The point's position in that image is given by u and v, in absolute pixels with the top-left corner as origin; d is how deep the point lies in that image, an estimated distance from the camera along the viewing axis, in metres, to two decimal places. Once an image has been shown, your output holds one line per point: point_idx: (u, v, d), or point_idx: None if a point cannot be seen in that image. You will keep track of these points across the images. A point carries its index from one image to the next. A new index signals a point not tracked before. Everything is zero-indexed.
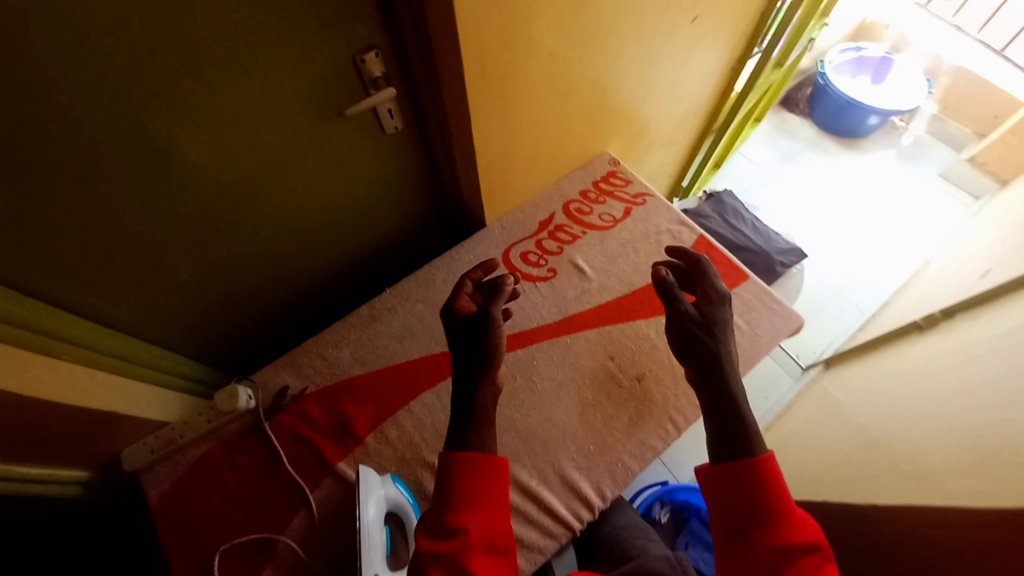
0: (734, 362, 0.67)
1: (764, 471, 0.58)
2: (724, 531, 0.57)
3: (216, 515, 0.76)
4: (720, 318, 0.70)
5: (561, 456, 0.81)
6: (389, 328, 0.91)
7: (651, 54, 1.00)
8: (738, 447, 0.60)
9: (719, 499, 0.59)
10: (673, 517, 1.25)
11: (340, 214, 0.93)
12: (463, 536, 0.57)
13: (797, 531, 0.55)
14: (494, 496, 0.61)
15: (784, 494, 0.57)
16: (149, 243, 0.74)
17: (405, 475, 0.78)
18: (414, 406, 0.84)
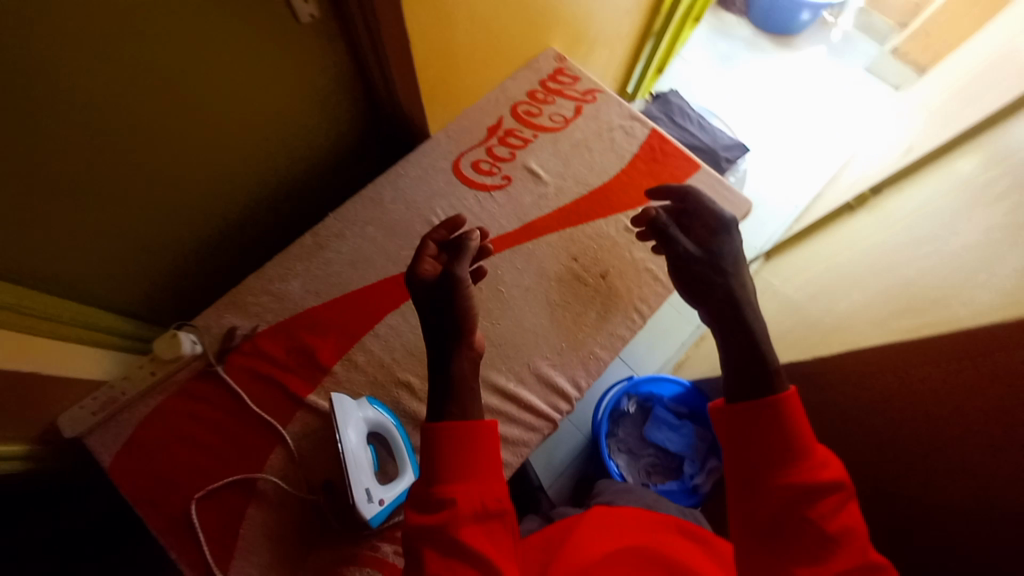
0: (747, 291, 0.59)
1: (785, 409, 0.50)
2: (736, 475, 0.51)
3: (183, 465, 0.72)
4: (728, 251, 0.62)
5: (535, 356, 0.83)
6: (339, 254, 0.84)
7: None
8: (760, 382, 0.52)
9: (733, 440, 0.52)
10: (639, 408, 1.35)
11: (262, 130, 0.82)
12: (451, 506, 0.51)
13: (821, 470, 0.48)
14: (483, 465, 0.54)
15: (807, 434, 0.50)
16: (28, 173, 0.61)
17: (381, 396, 0.77)
18: (380, 329, 0.80)
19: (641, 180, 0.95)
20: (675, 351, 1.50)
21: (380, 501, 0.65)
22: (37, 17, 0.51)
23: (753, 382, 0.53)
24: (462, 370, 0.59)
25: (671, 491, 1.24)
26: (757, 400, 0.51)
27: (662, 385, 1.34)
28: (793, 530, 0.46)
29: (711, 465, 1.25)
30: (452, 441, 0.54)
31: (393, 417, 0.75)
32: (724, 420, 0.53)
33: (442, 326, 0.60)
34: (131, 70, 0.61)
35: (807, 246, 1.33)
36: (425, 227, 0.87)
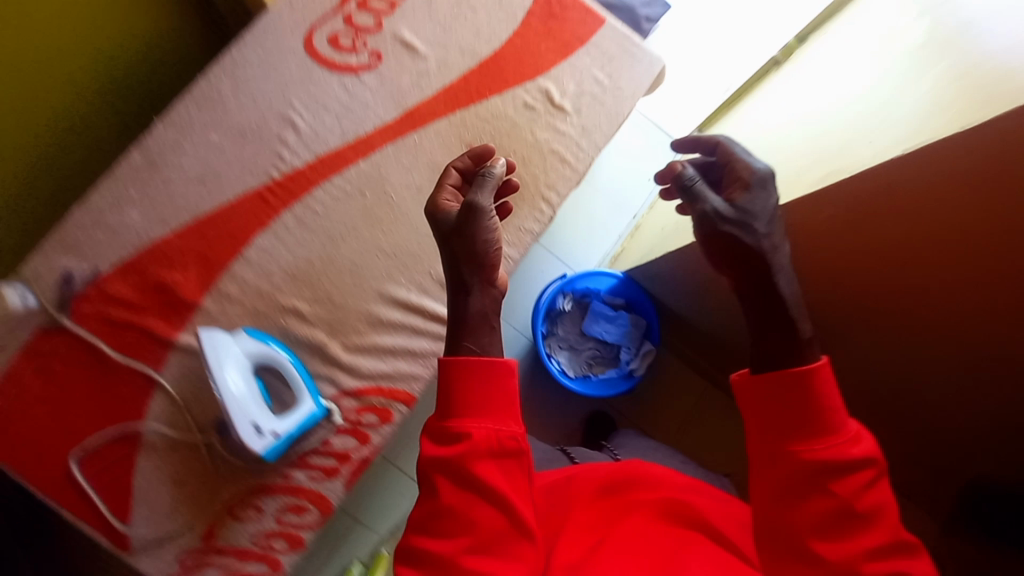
0: (782, 253, 0.51)
1: (817, 380, 0.47)
2: (760, 448, 0.49)
3: (51, 431, 0.64)
4: (763, 205, 0.51)
5: (437, 264, 0.74)
6: (180, 171, 0.71)
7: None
8: (786, 349, 0.49)
9: (757, 410, 0.49)
10: (577, 306, 1.34)
11: None
12: (467, 441, 0.48)
13: (853, 444, 0.46)
14: (500, 405, 0.51)
15: (842, 408, 0.47)
16: None
17: (264, 326, 0.69)
18: (250, 253, 0.71)
19: (537, 44, 0.81)
20: (612, 245, 1.42)
21: (273, 434, 0.62)
22: None
23: (779, 353, 0.49)
24: (482, 305, 0.54)
25: (610, 378, 1.29)
26: (787, 370, 0.48)
27: (596, 279, 1.31)
28: (819, 503, 0.45)
29: (645, 349, 1.30)
30: (471, 372, 0.51)
31: (283, 347, 0.68)
32: (748, 391, 0.50)
33: (465, 260, 0.54)
34: None
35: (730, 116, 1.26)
36: (283, 126, 0.74)
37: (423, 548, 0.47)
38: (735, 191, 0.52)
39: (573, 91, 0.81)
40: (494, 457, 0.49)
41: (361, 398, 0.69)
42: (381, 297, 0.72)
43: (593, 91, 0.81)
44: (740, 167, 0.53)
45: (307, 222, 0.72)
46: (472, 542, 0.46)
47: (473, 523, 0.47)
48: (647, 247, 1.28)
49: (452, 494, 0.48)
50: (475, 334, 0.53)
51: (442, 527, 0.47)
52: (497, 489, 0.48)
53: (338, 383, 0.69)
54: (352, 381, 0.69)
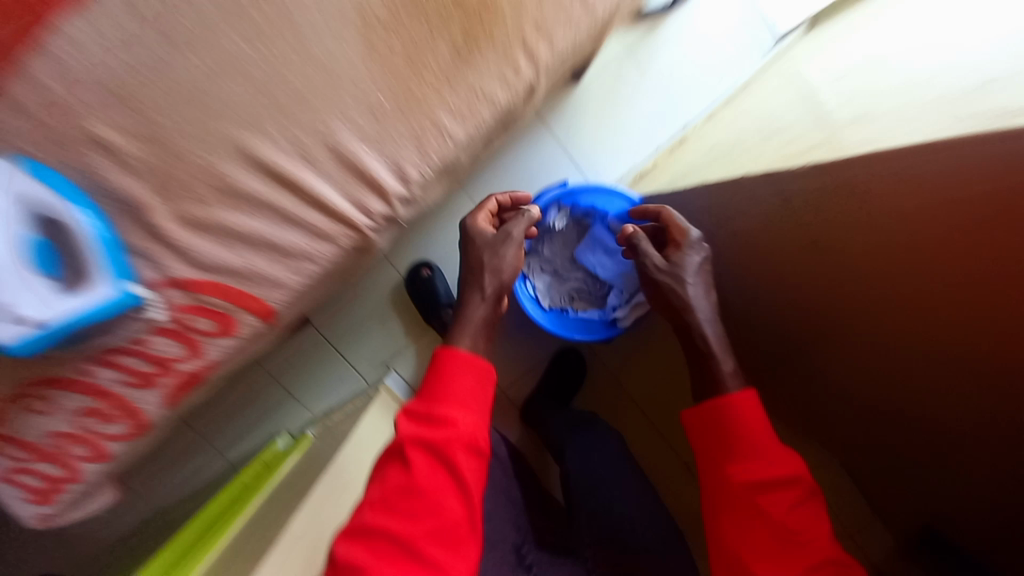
0: (695, 269, 0.78)
1: (736, 407, 0.66)
2: (708, 467, 0.67)
3: None
4: (687, 263, 0.78)
5: (331, 117, 0.50)
6: None
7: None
8: (715, 391, 0.69)
9: (699, 436, 0.69)
10: (574, 224, 1.09)
11: None
12: (448, 430, 0.73)
13: (784, 469, 0.63)
14: (473, 407, 0.77)
15: (757, 430, 0.65)
16: None
17: (58, 161, 0.45)
18: (42, 34, 0.43)
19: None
20: (634, 161, 1.15)
21: (26, 322, 0.46)
22: None
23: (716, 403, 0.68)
24: (473, 314, 0.88)
25: (588, 320, 1.09)
26: (721, 402, 0.67)
27: (606, 199, 1.02)
28: (761, 526, 0.61)
29: (638, 300, 1.06)
30: (456, 371, 0.79)
31: (74, 201, 0.46)
32: (697, 425, 0.69)
33: (471, 283, 0.93)
34: None
35: (833, 31, 0.98)
36: None
37: (388, 523, 0.69)
38: (669, 253, 0.80)
39: None
40: (466, 457, 0.73)
41: (191, 294, 0.50)
42: (236, 153, 0.48)
43: None
44: (677, 230, 0.80)
45: (137, 4, 0.44)
46: (432, 513, 0.70)
47: (436, 502, 0.70)
48: (680, 172, 1.02)
49: (426, 476, 0.72)
50: (465, 334, 0.85)
51: (409, 510, 0.70)
52: (461, 478, 0.72)
53: (161, 267, 0.48)
54: (177, 263, 0.49)
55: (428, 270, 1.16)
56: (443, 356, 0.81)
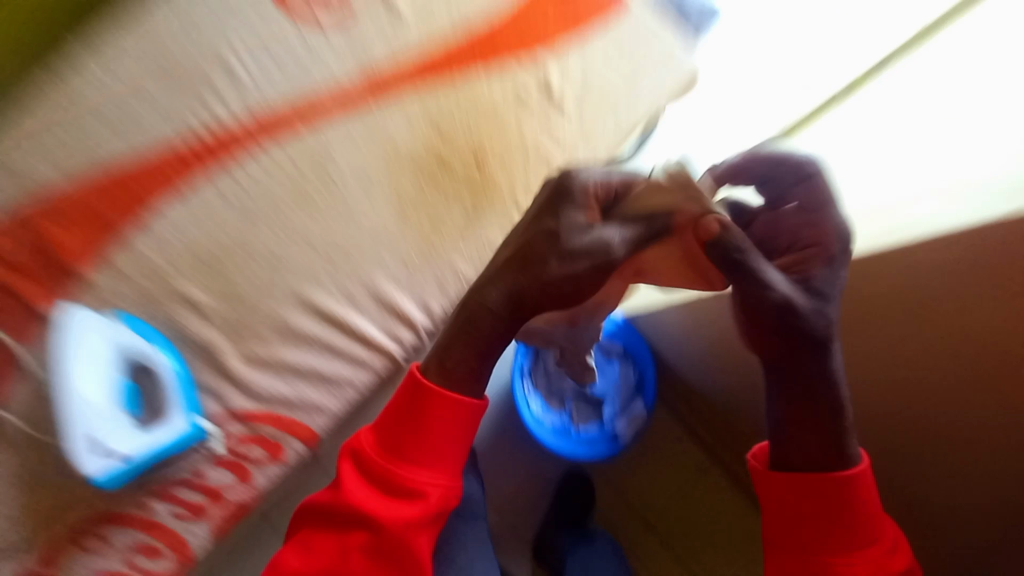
0: (765, 284, 0.43)
1: (857, 485, 0.44)
2: (811, 556, 0.43)
3: None
4: (709, 229, 0.44)
5: (373, 267, 0.60)
6: (92, 112, 0.57)
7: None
8: (803, 345, 0.44)
9: (773, 502, 0.46)
10: None
11: None
12: (399, 504, 0.45)
13: (892, 564, 0.42)
14: (455, 456, 0.48)
15: (869, 517, 0.43)
16: None
17: (152, 316, 0.56)
18: (153, 221, 0.57)
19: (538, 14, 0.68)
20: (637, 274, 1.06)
21: (121, 457, 0.53)
22: None
23: (795, 394, 0.45)
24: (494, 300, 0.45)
25: (592, 437, 1.10)
26: (814, 474, 0.44)
27: None
28: None
29: (633, 410, 1.11)
30: (464, 417, 0.47)
31: (180, 367, 0.56)
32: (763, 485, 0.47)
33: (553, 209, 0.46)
34: None
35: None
36: (216, 66, 0.59)
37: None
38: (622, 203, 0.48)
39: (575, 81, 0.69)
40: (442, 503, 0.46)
41: (249, 425, 0.57)
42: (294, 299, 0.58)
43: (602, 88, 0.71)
44: (678, 206, 0.47)
45: (249, 211, 0.58)
46: None
47: None
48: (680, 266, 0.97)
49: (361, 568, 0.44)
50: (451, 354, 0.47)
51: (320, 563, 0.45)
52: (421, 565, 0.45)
53: (225, 401, 0.56)
54: (255, 375, 0.57)
55: None
56: (423, 385, 0.46)
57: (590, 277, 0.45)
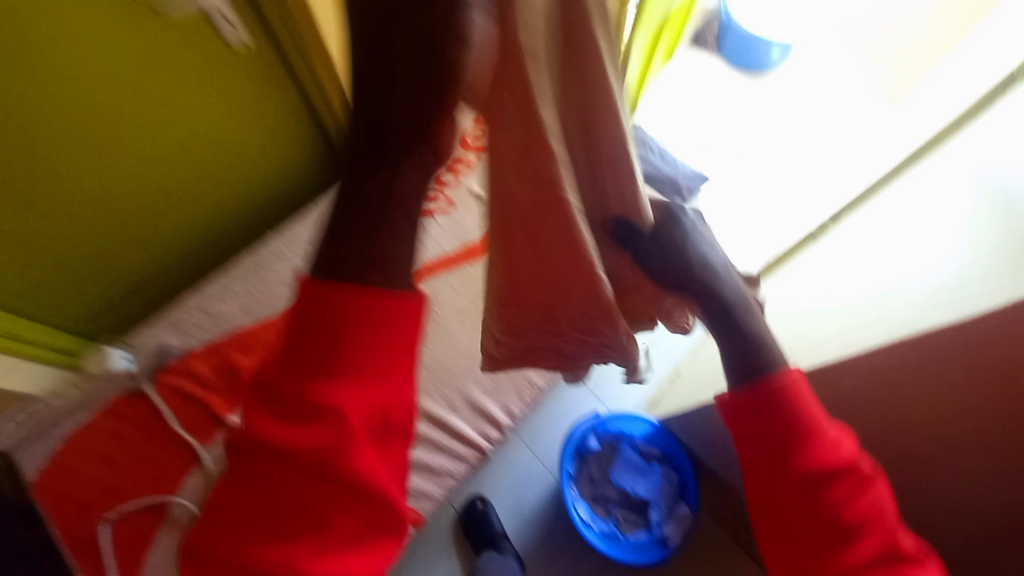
0: (674, 245, 0.47)
1: (788, 392, 0.45)
2: (762, 468, 0.46)
3: (99, 487, 0.72)
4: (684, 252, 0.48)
5: (467, 381, 0.80)
6: (277, 275, 0.84)
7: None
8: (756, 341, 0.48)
9: (740, 430, 0.47)
10: (607, 447, 1.26)
11: (213, 182, 0.80)
12: (329, 404, 0.32)
13: (836, 456, 0.45)
14: (379, 340, 0.33)
15: (812, 420, 0.45)
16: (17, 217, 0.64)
17: None
18: None
19: None
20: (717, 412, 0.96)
21: None
22: None
23: (753, 358, 0.47)
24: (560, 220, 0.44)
25: (641, 543, 1.16)
26: (756, 383, 0.46)
27: (630, 422, 1.26)
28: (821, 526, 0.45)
29: (679, 512, 1.17)
30: (377, 320, 0.33)
31: None
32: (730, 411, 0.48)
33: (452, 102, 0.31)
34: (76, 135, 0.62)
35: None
36: None
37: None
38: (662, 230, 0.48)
39: None
40: (374, 422, 0.33)
41: None
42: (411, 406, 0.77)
43: None
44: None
45: None
46: None
47: None
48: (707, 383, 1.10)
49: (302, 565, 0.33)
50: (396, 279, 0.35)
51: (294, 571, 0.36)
52: (374, 467, 0.33)
53: None
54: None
55: (481, 503, 1.23)
56: (322, 295, 0.32)
57: (411, 148, 0.31)
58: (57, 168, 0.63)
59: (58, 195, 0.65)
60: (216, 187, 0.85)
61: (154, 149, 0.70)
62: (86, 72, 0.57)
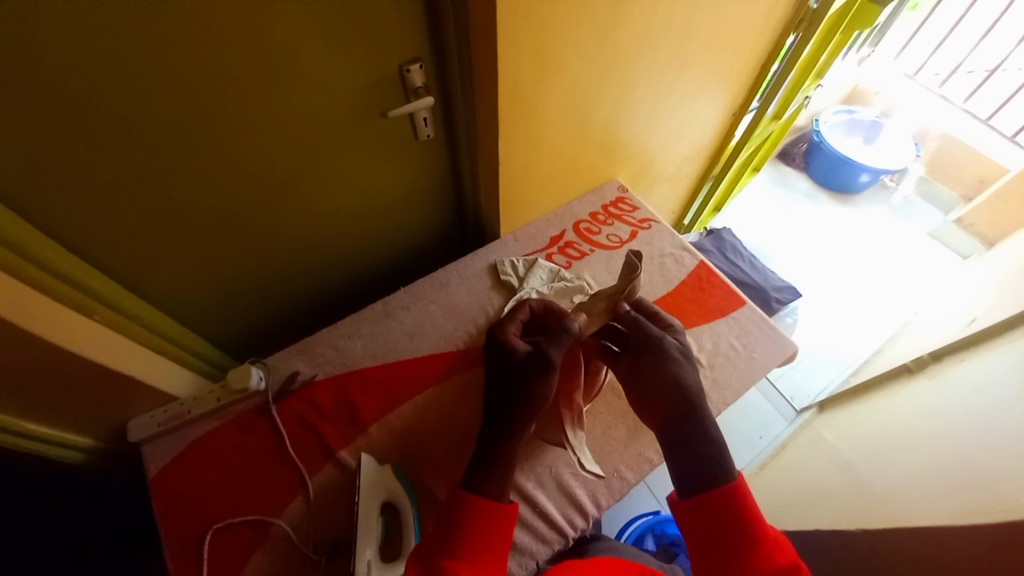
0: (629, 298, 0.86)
1: (737, 497, 0.65)
2: (708, 538, 0.64)
3: (209, 494, 0.76)
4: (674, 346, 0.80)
5: (557, 462, 0.79)
6: (401, 325, 0.94)
7: (673, 82, 1.04)
8: (711, 470, 0.67)
9: (691, 527, 0.66)
10: (662, 549, 1.18)
11: (364, 220, 0.97)
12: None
13: (771, 554, 0.62)
14: (486, 541, 0.64)
15: (752, 516, 0.64)
16: (218, 225, 0.79)
17: (406, 466, 0.79)
18: (420, 399, 0.86)
19: (680, 297, 1.00)
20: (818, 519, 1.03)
21: None
22: (233, 142, 0.69)
23: (705, 479, 0.67)
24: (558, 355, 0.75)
25: None
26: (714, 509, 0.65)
27: None
28: None
29: None
30: (481, 515, 0.65)
31: (413, 505, 0.75)
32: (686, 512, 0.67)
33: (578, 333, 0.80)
34: (292, 170, 0.79)
35: (870, 401, 1.32)
36: (479, 314, 0.95)
37: None
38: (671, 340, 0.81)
39: (709, 349, 0.93)
40: None
41: None
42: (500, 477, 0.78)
43: (728, 353, 0.92)
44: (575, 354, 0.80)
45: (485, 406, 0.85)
46: None
47: None
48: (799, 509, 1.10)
49: None
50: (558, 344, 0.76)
51: None
52: None
53: None
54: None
55: None
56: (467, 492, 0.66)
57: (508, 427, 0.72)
58: (262, 189, 0.78)
59: (250, 211, 0.80)
60: (365, 234, 1.01)
61: (331, 189, 0.86)
62: (317, 125, 0.75)
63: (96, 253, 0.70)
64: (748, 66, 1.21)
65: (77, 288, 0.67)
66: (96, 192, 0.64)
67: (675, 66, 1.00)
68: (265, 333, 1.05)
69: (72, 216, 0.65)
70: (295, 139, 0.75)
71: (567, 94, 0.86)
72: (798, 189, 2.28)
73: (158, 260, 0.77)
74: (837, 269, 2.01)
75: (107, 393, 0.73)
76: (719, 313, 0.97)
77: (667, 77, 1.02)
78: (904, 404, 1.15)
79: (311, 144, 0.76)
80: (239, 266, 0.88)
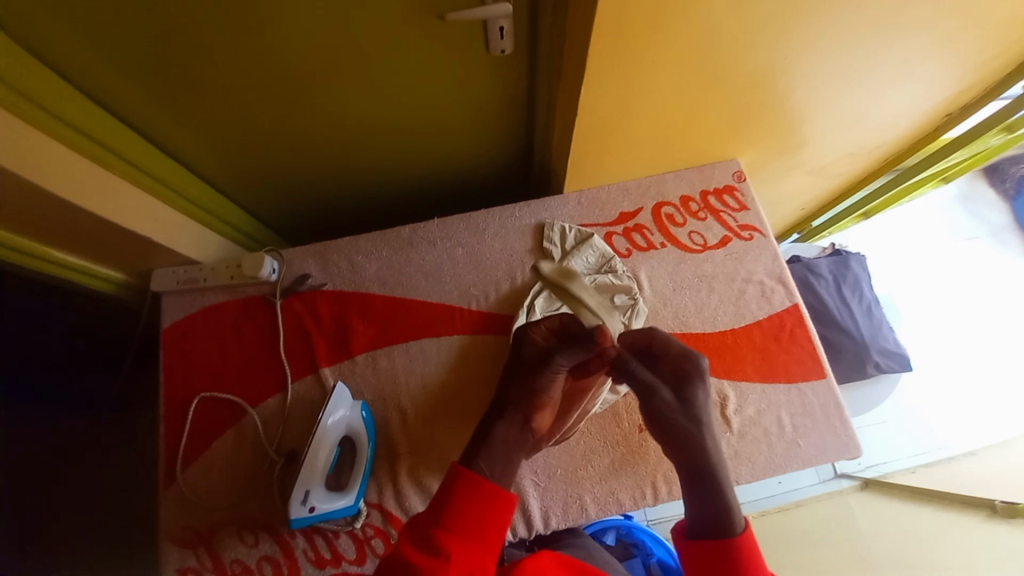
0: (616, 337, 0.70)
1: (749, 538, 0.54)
2: None
3: (203, 364, 0.80)
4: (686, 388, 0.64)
5: (524, 463, 0.74)
6: (421, 260, 0.86)
7: (872, 53, 0.71)
8: (716, 518, 0.56)
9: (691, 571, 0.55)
10: (620, 546, 1.16)
11: (416, 130, 0.84)
12: (445, 561, 0.48)
13: None
14: (481, 524, 0.51)
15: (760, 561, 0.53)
16: (249, 102, 0.71)
17: (376, 408, 0.78)
18: (412, 346, 0.81)
19: (743, 339, 0.81)
20: None
21: (310, 509, 0.66)
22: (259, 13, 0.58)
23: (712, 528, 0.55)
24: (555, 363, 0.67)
25: None
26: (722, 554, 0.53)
27: (660, 545, 1.13)
28: None
29: None
30: (472, 498, 0.52)
31: (371, 450, 0.74)
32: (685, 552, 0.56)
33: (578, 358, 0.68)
34: (332, 60, 0.66)
35: (926, 513, 1.10)
36: (505, 278, 0.84)
37: None
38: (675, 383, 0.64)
39: (748, 414, 0.76)
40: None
41: (386, 521, 0.72)
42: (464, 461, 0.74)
43: (769, 428, 0.76)
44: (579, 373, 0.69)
45: (475, 380, 0.78)
46: None
47: None
48: None
49: None
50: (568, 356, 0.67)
51: None
52: None
53: (380, 495, 0.73)
54: (409, 488, 0.73)
55: None
56: (459, 470, 0.55)
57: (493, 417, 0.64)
58: (297, 73, 0.67)
59: (281, 94, 0.71)
60: (416, 145, 0.89)
61: (377, 90, 0.73)
62: (364, 13, 0.60)
63: (123, 102, 0.67)
64: (1010, 54, 0.79)
65: (97, 133, 0.65)
66: (112, 34, 0.58)
67: (890, 28, 0.66)
68: (300, 215, 1.02)
69: (93, 56, 0.60)
70: (336, 23, 0.60)
71: (701, 38, 0.61)
72: (986, 221, 1.72)
73: (187, 122, 0.73)
74: (978, 340, 1.58)
75: (126, 246, 0.75)
76: (783, 377, 0.78)
77: (870, 43, 0.69)
78: (964, 548, 0.93)
79: (354, 32, 0.62)
80: (273, 147, 0.82)
